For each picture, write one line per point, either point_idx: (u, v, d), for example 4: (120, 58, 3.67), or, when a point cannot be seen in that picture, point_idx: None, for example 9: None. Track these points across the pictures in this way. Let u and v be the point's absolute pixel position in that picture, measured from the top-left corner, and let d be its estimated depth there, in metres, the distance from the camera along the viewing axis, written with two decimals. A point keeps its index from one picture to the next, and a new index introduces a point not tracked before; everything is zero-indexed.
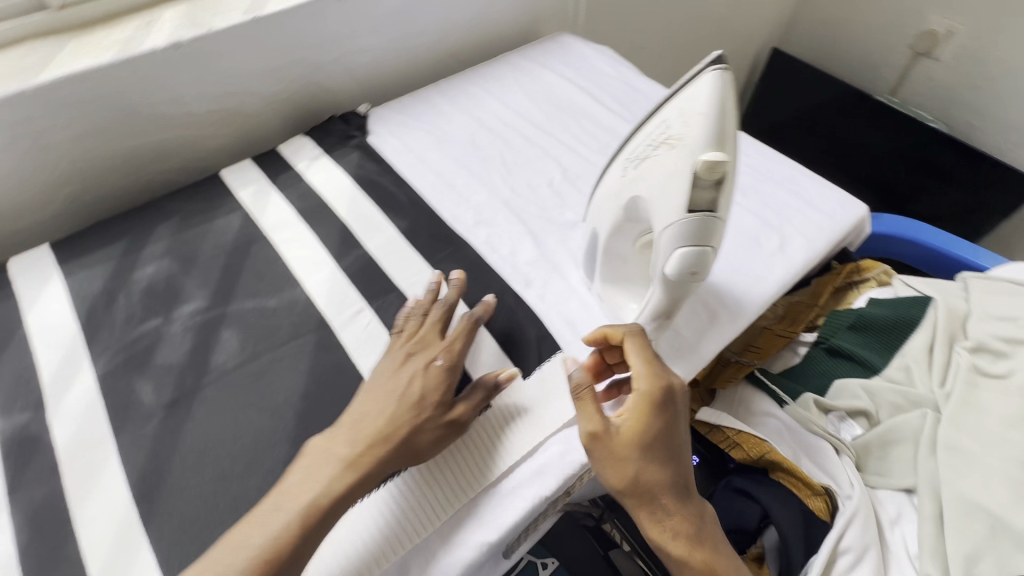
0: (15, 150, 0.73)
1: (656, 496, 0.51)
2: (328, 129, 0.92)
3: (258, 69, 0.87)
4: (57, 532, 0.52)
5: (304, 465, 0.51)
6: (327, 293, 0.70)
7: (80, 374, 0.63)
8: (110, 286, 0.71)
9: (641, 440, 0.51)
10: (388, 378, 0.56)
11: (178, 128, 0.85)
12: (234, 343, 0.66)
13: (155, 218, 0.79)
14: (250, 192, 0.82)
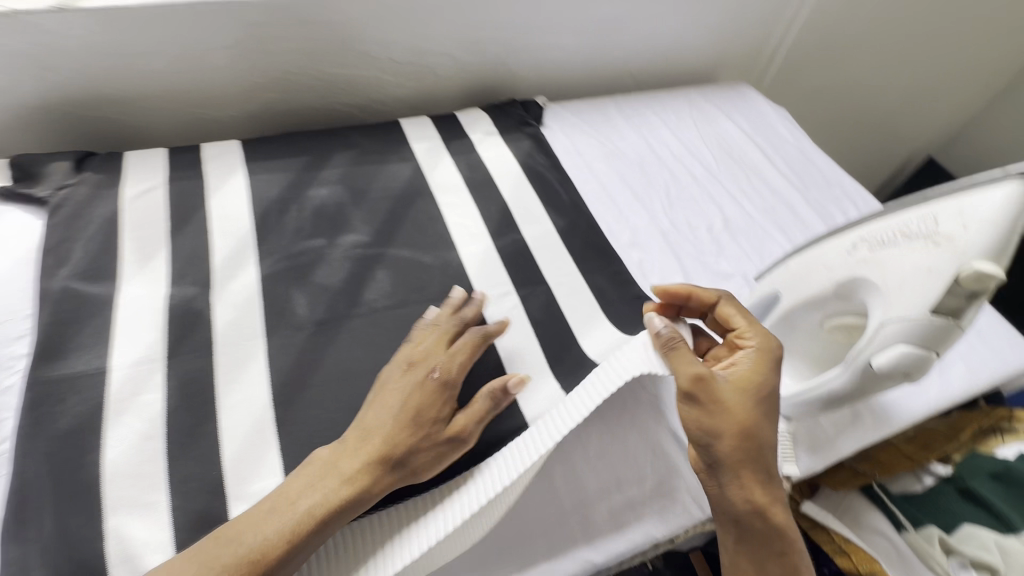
0: (243, 48, 0.79)
1: (758, 456, 0.51)
2: (507, 111, 0.94)
3: (465, 36, 0.90)
4: (202, 406, 0.55)
5: (307, 471, 0.49)
6: (479, 266, 0.72)
7: (245, 268, 0.67)
8: (286, 196, 0.75)
9: (755, 391, 0.52)
10: (393, 391, 0.53)
11: (377, 69, 0.89)
12: (385, 284, 0.68)
13: (336, 146, 0.82)
14: (425, 148, 0.85)
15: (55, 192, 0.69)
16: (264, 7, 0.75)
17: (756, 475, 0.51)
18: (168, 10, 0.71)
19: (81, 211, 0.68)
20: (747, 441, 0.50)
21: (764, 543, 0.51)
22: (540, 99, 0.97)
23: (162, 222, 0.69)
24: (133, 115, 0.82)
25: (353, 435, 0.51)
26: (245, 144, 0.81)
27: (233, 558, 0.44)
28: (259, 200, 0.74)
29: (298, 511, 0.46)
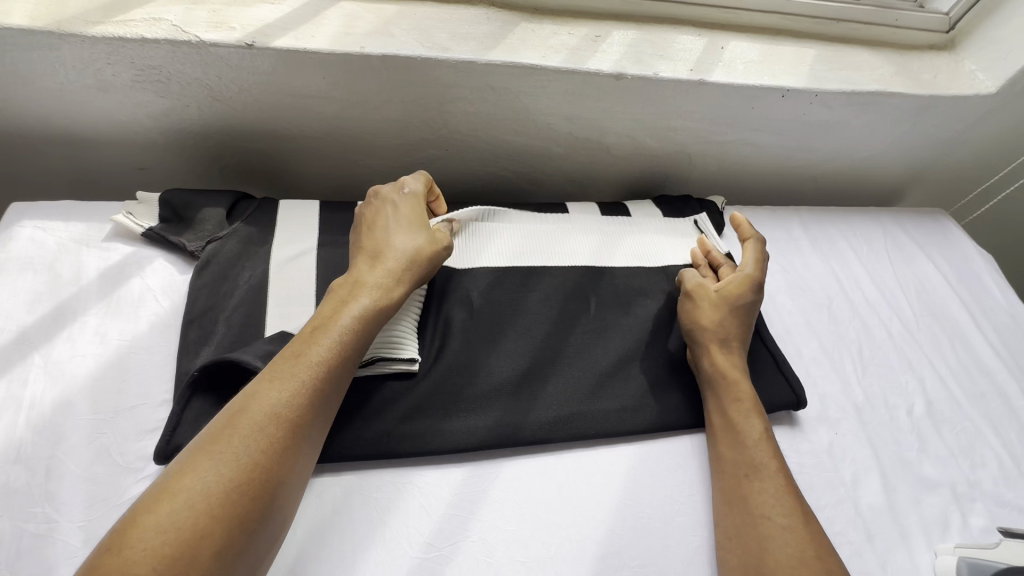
0: (424, 105, 0.70)
1: (738, 336, 0.65)
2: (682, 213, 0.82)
3: (659, 122, 0.78)
4: (340, 567, 0.48)
5: (312, 326, 0.51)
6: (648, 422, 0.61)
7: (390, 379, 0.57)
8: (441, 292, 0.65)
9: (740, 291, 0.67)
10: (384, 263, 0.57)
11: (553, 141, 0.79)
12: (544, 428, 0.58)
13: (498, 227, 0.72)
14: (593, 244, 0.74)
15: (205, 246, 0.62)
16: (460, 69, 0.66)
17: (737, 352, 0.64)
18: (360, 60, 0.63)
19: (225, 274, 0.60)
20: (730, 321, 0.65)
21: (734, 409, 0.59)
22: (720, 201, 0.86)
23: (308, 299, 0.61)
24: (288, 153, 0.74)
25: (360, 295, 0.53)
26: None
27: (264, 418, 0.44)
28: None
29: (316, 363, 0.48)
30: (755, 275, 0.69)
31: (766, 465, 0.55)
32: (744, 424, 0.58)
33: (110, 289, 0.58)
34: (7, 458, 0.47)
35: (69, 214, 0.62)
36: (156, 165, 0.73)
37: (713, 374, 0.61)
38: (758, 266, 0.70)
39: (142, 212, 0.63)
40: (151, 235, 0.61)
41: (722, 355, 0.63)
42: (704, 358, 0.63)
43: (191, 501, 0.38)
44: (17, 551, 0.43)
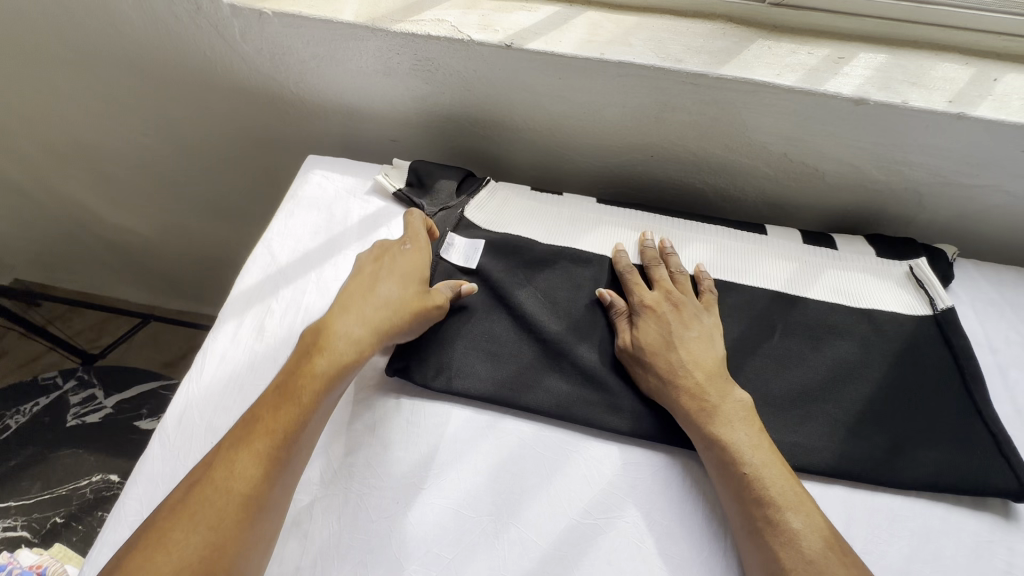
0: (644, 111, 0.74)
1: (687, 367, 0.59)
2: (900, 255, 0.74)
3: (893, 154, 0.72)
4: (511, 504, 0.54)
5: (298, 370, 0.55)
6: (824, 464, 0.58)
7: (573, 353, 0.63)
8: (612, 279, 0.69)
9: (648, 320, 0.63)
10: (411, 263, 0.64)
11: (764, 160, 0.77)
12: None
13: (691, 237, 0.73)
14: (791, 270, 0.71)
15: (438, 211, 0.72)
16: (688, 81, 0.68)
17: (692, 382, 0.58)
18: (598, 65, 0.69)
19: (453, 233, 0.70)
20: (660, 359, 0.60)
21: (719, 451, 0.54)
22: (951, 251, 0.76)
23: (511, 269, 0.69)
24: (509, 142, 0.84)
25: (334, 341, 0.56)
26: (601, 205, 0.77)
27: (242, 461, 0.50)
28: (592, 269, 0.69)
29: (295, 404, 0.53)
30: (645, 303, 0.64)
31: (783, 513, 0.51)
32: (737, 468, 0.53)
33: (366, 233, 0.72)
34: (287, 345, 0.62)
35: (343, 169, 0.78)
36: (403, 139, 0.87)
37: (686, 420, 0.57)
38: (648, 291, 0.65)
39: (395, 175, 0.76)
40: (400, 195, 0.74)
41: (682, 399, 0.57)
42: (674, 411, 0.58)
43: (262, 440, 0.51)
44: None
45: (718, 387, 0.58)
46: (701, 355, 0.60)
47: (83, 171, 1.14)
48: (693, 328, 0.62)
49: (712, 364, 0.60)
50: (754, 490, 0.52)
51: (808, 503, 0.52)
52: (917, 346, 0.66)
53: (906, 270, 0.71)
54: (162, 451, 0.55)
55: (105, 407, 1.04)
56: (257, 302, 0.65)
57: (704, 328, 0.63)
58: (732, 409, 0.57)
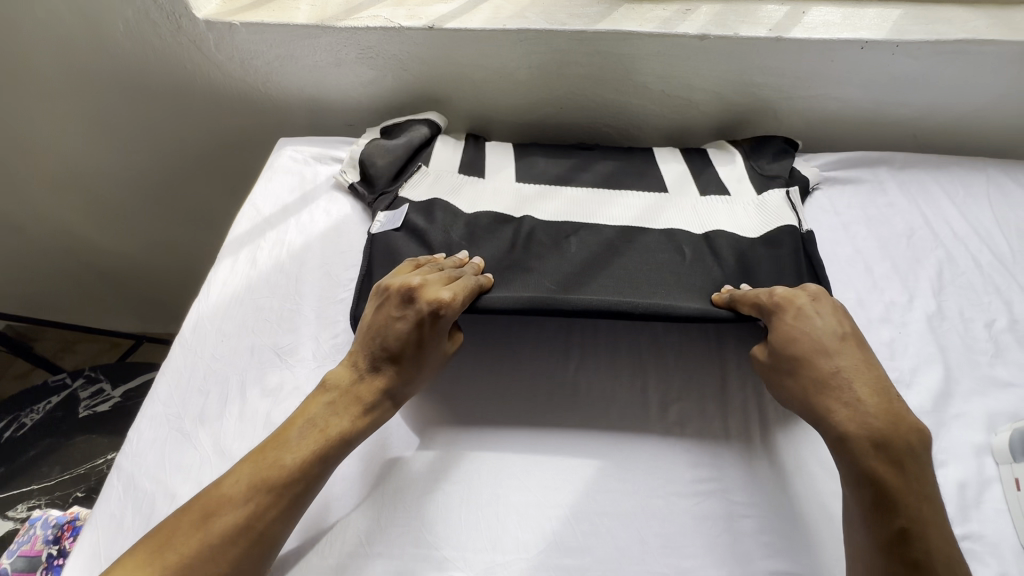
0: (547, 69, 0.93)
1: (842, 371, 0.57)
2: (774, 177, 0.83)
3: (742, 79, 0.92)
4: (468, 358, 0.70)
5: (304, 426, 0.57)
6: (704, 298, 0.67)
7: (490, 242, 0.73)
8: (531, 231, 0.74)
9: (778, 323, 0.62)
10: (404, 326, 0.61)
11: (648, 97, 0.96)
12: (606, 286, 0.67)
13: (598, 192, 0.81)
14: (677, 171, 0.86)
15: (374, 196, 0.82)
16: (574, 38, 0.88)
17: (828, 361, 0.58)
18: (502, 35, 0.88)
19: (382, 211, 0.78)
20: (803, 361, 0.59)
21: (837, 415, 0.55)
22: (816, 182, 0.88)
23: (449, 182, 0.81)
24: (446, 111, 1.02)
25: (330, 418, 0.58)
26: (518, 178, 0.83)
27: (224, 518, 0.51)
28: (513, 225, 0.75)
29: (305, 455, 0.55)
30: (779, 296, 0.63)
31: (892, 478, 0.51)
32: (851, 431, 0.54)
33: (333, 186, 0.88)
34: (276, 270, 0.77)
35: (310, 144, 0.95)
36: (359, 122, 1.05)
37: (806, 389, 0.58)
38: (777, 287, 0.65)
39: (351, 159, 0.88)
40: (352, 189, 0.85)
41: (811, 373, 0.58)
42: (792, 383, 0.59)
43: (251, 497, 0.53)
44: (281, 315, 0.72)
45: (881, 405, 0.55)
46: (852, 351, 0.59)
47: (75, 198, 1.27)
48: (836, 327, 0.61)
49: (863, 369, 0.58)
50: (857, 449, 0.53)
51: (920, 463, 0.52)
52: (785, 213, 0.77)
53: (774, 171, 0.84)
54: (182, 351, 0.68)
55: (113, 396, 1.15)
56: (247, 244, 0.80)
57: (838, 319, 0.62)
58: (871, 381, 0.57)
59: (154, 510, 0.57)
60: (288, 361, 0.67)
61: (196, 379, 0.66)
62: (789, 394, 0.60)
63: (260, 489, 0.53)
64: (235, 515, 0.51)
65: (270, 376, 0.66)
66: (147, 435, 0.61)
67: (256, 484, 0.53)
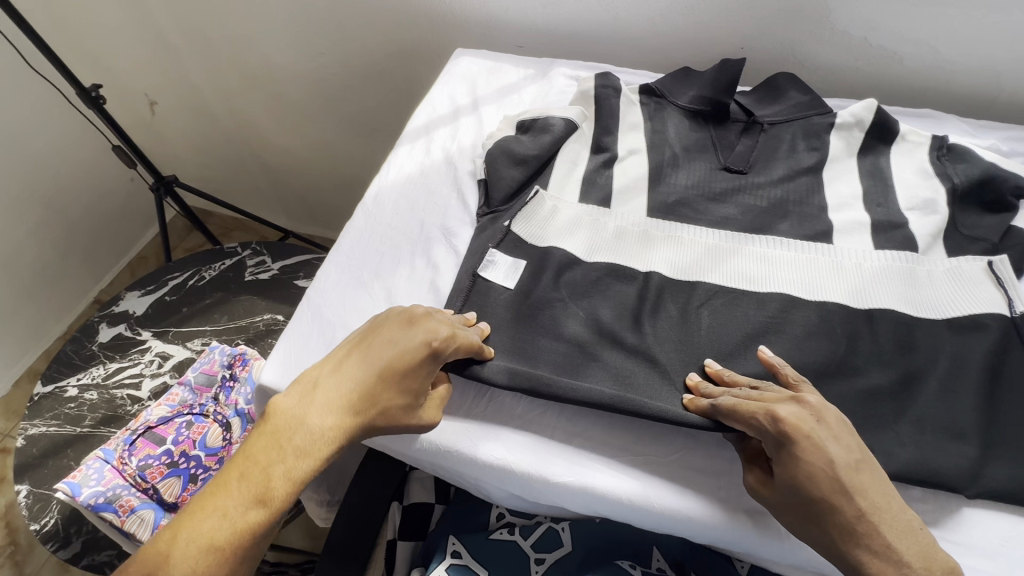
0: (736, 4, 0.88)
1: (862, 505, 0.49)
2: (974, 234, 0.69)
3: (964, 32, 0.81)
4: None
5: (289, 444, 0.52)
6: (865, 286, 0.65)
7: (650, 191, 0.77)
8: (659, 279, 0.67)
9: (791, 463, 0.50)
10: (403, 353, 0.55)
11: (843, 45, 0.88)
12: (761, 254, 0.69)
13: (747, 241, 0.70)
14: (843, 143, 0.79)
15: (483, 215, 0.75)
16: None
17: (845, 493, 0.49)
18: None
19: (496, 250, 0.70)
20: (818, 506, 0.49)
21: (864, 556, 0.48)
22: None
23: (586, 141, 0.82)
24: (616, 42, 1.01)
25: (312, 446, 0.52)
26: (649, 211, 0.75)
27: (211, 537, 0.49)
28: (663, 189, 0.77)
29: (285, 482, 0.51)
30: (780, 420, 0.51)
31: None
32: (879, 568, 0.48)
33: (502, 97, 0.91)
34: (445, 163, 0.82)
35: (482, 58, 0.99)
36: (528, 45, 1.06)
37: (820, 524, 0.50)
38: (777, 403, 0.53)
39: (534, 109, 0.85)
40: (480, 181, 0.78)
41: (832, 513, 0.49)
42: (803, 519, 0.51)
43: (237, 518, 0.50)
44: (449, 203, 0.77)
45: (912, 543, 0.48)
46: (873, 480, 0.50)
47: (261, 93, 1.43)
48: (846, 443, 0.51)
49: (883, 494, 0.50)
50: None
51: None
52: (971, 227, 0.69)
53: (984, 178, 0.71)
54: (363, 216, 0.76)
55: (272, 268, 1.29)
56: (422, 136, 0.86)
57: (852, 437, 0.52)
58: (892, 513, 0.49)
59: (334, 336, 0.65)
60: (451, 242, 0.73)
61: (374, 242, 0.73)
62: (796, 526, 0.52)
63: (253, 510, 0.50)
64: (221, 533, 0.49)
65: (436, 251, 0.72)
66: (332, 277, 0.70)
67: (244, 506, 0.50)
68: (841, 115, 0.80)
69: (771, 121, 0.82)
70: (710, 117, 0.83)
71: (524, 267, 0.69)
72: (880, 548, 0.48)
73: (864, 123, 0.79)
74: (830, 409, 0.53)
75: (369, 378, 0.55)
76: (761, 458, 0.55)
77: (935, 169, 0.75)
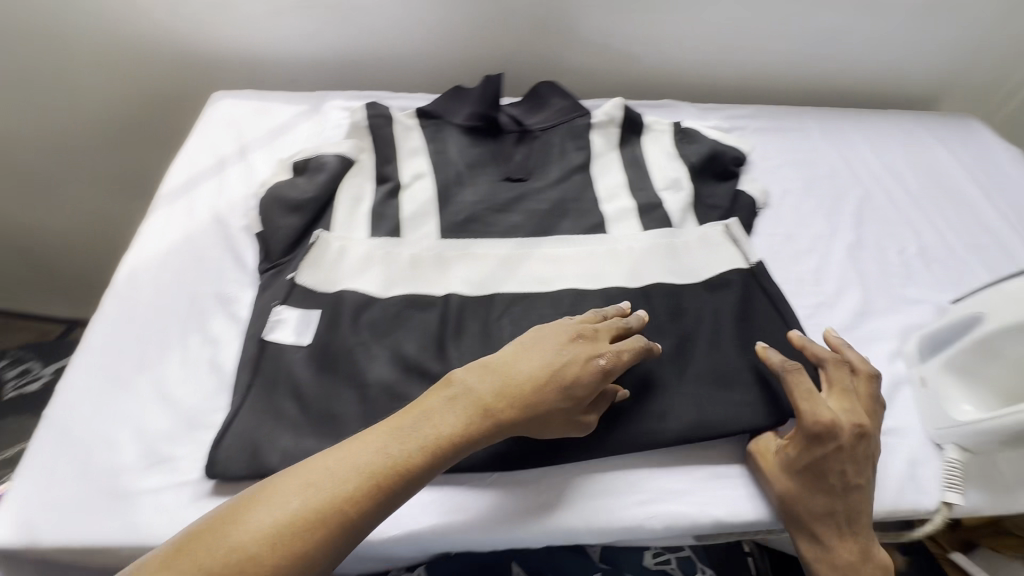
0: (489, 25, 0.93)
1: (850, 504, 0.54)
2: (713, 203, 0.81)
3: (677, 33, 0.96)
4: None
5: (392, 429, 0.50)
6: (638, 267, 0.72)
7: (439, 212, 0.77)
8: (458, 301, 0.67)
9: (806, 442, 0.55)
10: (544, 355, 0.56)
11: (590, 53, 0.98)
12: (548, 255, 0.73)
13: (533, 245, 0.73)
14: (606, 140, 0.87)
15: (264, 271, 0.68)
16: None
17: (857, 509, 0.54)
18: None
19: (283, 308, 0.64)
20: (816, 492, 0.54)
21: (818, 533, 0.54)
22: (761, 193, 0.83)
23: (368, 172, 0.79)
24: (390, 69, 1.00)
25: (415, 438, 0.50)
26: (442, 232, 0.75)
27: (270, 523, 0.44)
28: (451, 208, 0.77)
29: (381, 471, 0.48)
30: (848, 442, 0.54)
31: None
32: (822, 534, 0.54)
33: (272, 139, 0.85)
34: (214, 222, 0.74)
35: (247, 99, 0.91)
36: (301, 80, 1.00)
37: (820, 526, 0.54)
38: (840, 418, 0.55)
39: (307, 148, 0.80)
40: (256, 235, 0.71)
41: (827, 508, 0.54)
42: (809, 522, 0.54)
43: (301, 501, 0.45)
44: (223, 266, 0.69)
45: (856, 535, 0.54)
46: (862, 501, 0.54)
47: None
48: (863, 469, 0.55)
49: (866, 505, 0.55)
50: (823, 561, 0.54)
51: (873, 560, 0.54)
52: (709, 198, 0.81)
53: (710, 155, 0.84)
54: (116, 302, 0.65)
55: (44, 376, 1.08)
56: (184, 195, 0.77)
57: (874, 470, 0.56)
58: (859, 508, 0.54)
59: (90, 455, 0.54)
60: (230, 309, 0.66)
61: (133, 329, 0.63)
62: (782, 504, 0.55)
63: (322, 506, 0.45)
64: (264, 520, 0.44)
65: (212, 323, 0.64)
66: (81, 384, 0.59)
67: (310, 503, 0.45)
68: (597, 115, 0.88)
69: (541, 128, 0.87)
70: (487, 131, 0.86)
71: (316, 319, 0.64)
72: (840, 531, 0.54)
73: (617, 119, 0.88)
74: (875, 439, 0.57)
75: (509, 380, 0.54)
76: (773, 450, 0.57)
77: (676, 151, 0.86)
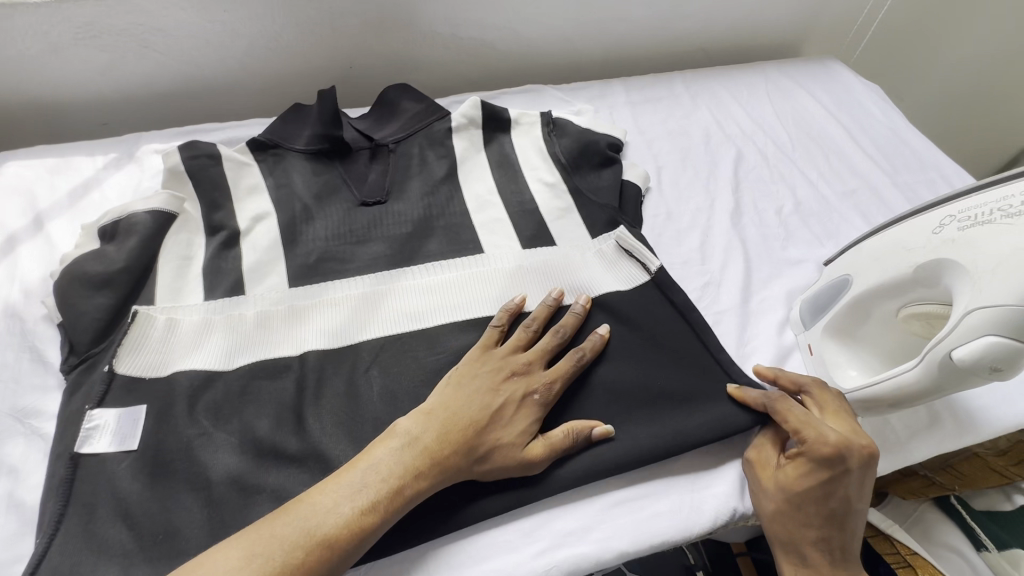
0: (318, 29, 0.83)
1: (840, 525, 0.51)
2: (600, 200, 0.74)
3: (528, 12, 0.89)
4: None
5: (347, 477, 0.46)
6: (513, 282, 0.66)
7: (285, 255, 0.68)
8: (314, 358, 0.59)
9: (815, 470, 0.50)
10: (491, 388, 0.53)
11: (440, 45, 0.90)
12: (414, 285, 0.65)
13: (396, 277, 0.66)
14: (468, 141, 0.80)
15: (70, 369, 0.57)
16: None
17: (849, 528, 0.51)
18: None
19: (97, 412, 0.54)
20: (809, 514, 0.51)
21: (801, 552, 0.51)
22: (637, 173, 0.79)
23: (195, 224, 0.68)
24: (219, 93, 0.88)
25: (369, 485, 0.46)
26: (291, 280, 0.66)
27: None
28: (299, 249, 0.68)
29: (334, 529, 0.43)
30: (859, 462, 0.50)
31: None
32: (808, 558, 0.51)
33: (77, 201, 0.72)
34: (4, 317, 0.61)
35: (42, 155, 0.77)
36: (114, 120, 0.86)
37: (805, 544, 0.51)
38: (850, 438, 0.51)
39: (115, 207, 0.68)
40: (58, 325, 0.60)
41: (815, 527, 0.51)
42: (798, 537, 0.51)
43: (246, 565, 0.40)
44: (19, 371, 0.58)
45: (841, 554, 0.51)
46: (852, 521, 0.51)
47: None
48: (862, 485, 0.51)
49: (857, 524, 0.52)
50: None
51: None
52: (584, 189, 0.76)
53: (578, 142, 0.78)
54: None
55: None
56: None
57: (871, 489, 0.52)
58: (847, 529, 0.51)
59: None
60: (34, 425, 0.55)
61: None
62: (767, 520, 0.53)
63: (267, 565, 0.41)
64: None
65: (11, 447, 0.53)
66: None
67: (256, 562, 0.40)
68: (455, 117, 0.80)
69: (395, 140, 0.79)
70: (333, 152, 0.77)
71: (142, 415, 0.54)
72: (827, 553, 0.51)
73: (477, 116, 0.81)
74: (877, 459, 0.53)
75: (462, 425, 0.50)
76: (770, 464, 0.54)
77: (544, 141, 0.80)
